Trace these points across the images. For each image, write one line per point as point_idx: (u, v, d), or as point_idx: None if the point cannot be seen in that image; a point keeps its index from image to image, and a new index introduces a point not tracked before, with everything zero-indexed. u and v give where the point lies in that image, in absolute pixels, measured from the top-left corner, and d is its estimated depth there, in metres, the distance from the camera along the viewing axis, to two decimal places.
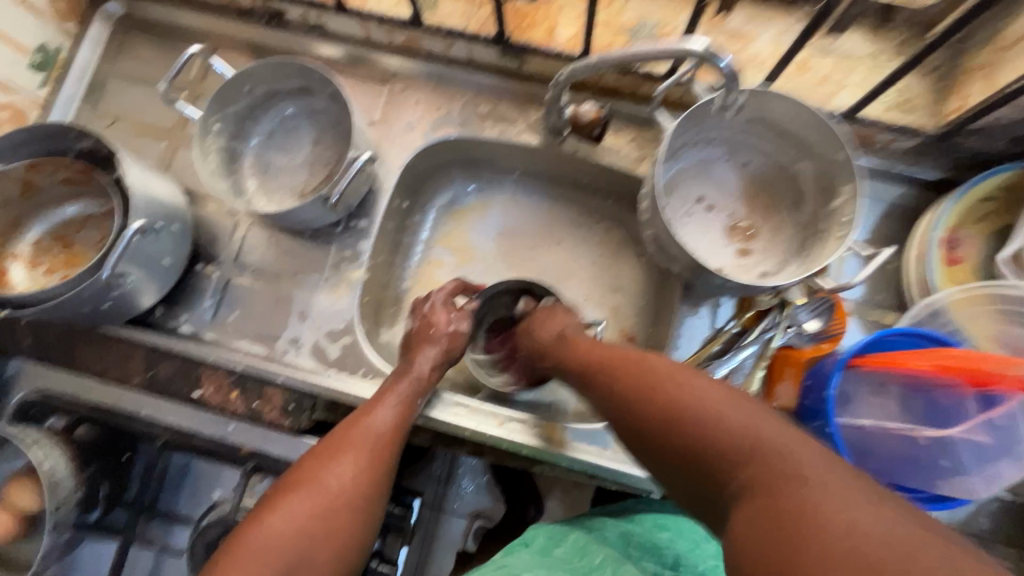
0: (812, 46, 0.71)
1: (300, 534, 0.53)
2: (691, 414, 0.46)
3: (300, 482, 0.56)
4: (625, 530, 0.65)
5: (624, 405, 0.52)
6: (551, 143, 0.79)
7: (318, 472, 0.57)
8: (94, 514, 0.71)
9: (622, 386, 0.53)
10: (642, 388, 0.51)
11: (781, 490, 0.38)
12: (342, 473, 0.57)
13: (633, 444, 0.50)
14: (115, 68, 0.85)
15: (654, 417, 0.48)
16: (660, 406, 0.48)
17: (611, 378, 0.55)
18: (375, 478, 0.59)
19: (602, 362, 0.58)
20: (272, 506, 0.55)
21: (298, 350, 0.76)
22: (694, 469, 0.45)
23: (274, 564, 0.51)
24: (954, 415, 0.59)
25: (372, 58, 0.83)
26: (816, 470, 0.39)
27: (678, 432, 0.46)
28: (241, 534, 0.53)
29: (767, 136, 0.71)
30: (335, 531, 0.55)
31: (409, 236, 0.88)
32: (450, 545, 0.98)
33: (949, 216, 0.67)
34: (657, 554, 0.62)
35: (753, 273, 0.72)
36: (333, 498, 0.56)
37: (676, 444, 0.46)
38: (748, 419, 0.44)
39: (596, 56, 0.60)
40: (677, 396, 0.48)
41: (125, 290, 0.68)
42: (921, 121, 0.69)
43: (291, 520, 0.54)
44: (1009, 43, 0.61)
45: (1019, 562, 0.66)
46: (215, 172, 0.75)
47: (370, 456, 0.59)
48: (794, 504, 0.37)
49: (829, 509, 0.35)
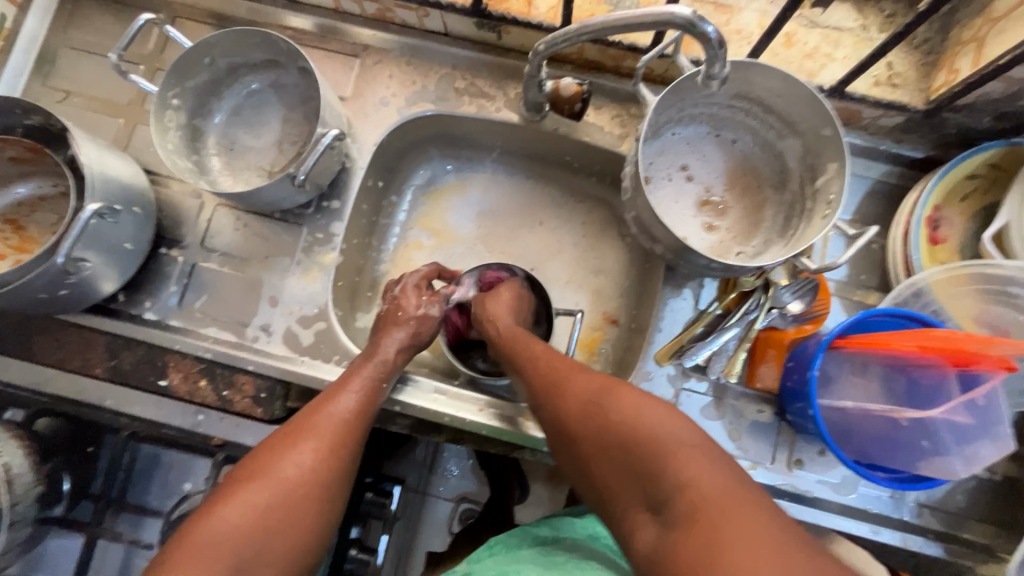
0: (799, 18, 0.69)
1: (254, 527, 0.50)
2: (637, 419, 0.47)
3: (258, 472, 0.53)
4: (593, 532, 0.64)
5: (575, 396, 0.53)
6: (531, 120, 0.77)
7: (278, 460, 0.54)
8: (59, 509, 0.69)
9: (574, 390, 0.53)
10: (599, 389, 0.51)
11: (709, 504, 0.40)
12: (303, 461, 0.55)
13: (575, 439, 0.51)
14: (66, 38, 0.79)
15: (600, 418, 0.49)
16: (613, 411, 0.49)
17: (569, 376, 0.55)
18: (338, 467, 0.56)
19: (561, 361, 0.58)
20: (226, 497, 0.52)
21: (270, 337, 0.73)
22: (631, 472, 0.46)
23: (227, 560, 0.48)
24: (936, 395, 0.59)
25: (342, 29, 0.79)
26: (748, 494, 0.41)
27: (623, 431, 0.47)
28: (191, 525, 0.50)
29: (752, 112, 0.68)
30: (296, 522, 0.52)
31: (385, 218, 0.85)
32: (436, 527, 0.98)
33: (935, 194, 0.66)
34: (622, 553, 0.62)
35: (730, 253, 0.71)
36: (293, 486, 0.53)
37: (617, 446, 0.47)
38: (694, 435, 0.45)
39: (576, 24, 0.56)
40: (633, 400, 0.49)
41: (83, 279, 0.64)
42: (908, 97, 0.67)
43: (247, 512, 0.51)
44: (998, 16, 0.60)
45: (994, 539, 0.66)
46: (176, 150, 0.70)
47: (334, 443, 0.57)
48: (721, 519, 0.39)
49: (748, 528, 0.38)
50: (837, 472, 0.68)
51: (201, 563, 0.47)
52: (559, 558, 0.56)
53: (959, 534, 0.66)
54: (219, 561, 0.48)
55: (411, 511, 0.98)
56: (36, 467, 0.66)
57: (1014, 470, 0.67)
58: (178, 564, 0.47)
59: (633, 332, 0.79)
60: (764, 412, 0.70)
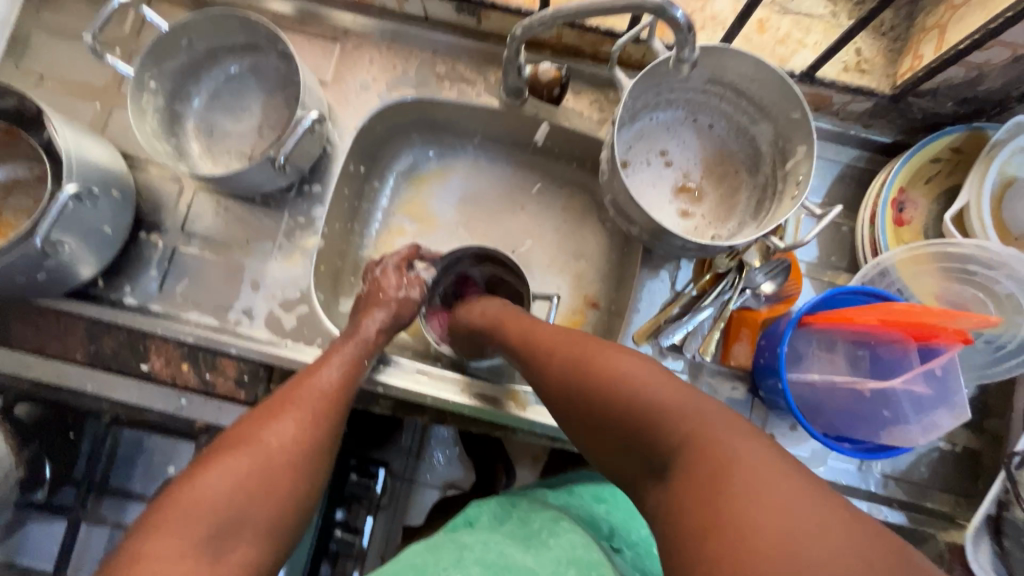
0: (772, 5, 0.71)
1: (236, 491, 0.51)
2: (625, 380, 0.47)
3: (239, 441, 0.54)
4: (564, 502, 0.67)
5: (565, 363, 0.53)
6: (511, 105, 0.78)
7: (259, 430, 0.55)
8: (41, 494, 0.71)
9: (566, 354, 0.54)
10: (585, 357, 0.51)
11: (711, 453, 0.40)
12: (283, 431, 0.56)
13: (573, 409, 0.51)
14: (39, 21, 0.78)
15: (590, 387, 0.49)
16: (602, 371, 0.49)
17: (557, 347, 0.55)
18: (319, 435, 0.58)
19: (548, 334, 0.58)
20: (206, 464, 0.52)
21: (252, 321, 0.73)
22: (631, 435, 0.46)
23: (210, 521, 0.48)
24: (898, 367, 0.61)
25: (322, 13, 0.79)
26: (747, 438, 0.40)
27: (617, 393, 0.47)
28: (174, 490, 0.50)
29: (726, 97, 0.70)
30: (275, 489, 0.53)
31: (367, 204, 0.86)
32: (421, 513, 1.00)
33: (900, 176, 0.69)
34: (593, 522, 0.65)
35: (705, 236, 0.73)
36: (274, 455, 0.54)
37: (611, 409, 0.47)
38: (684, 391, 0.45)
39: (552, 8, 0.57)
40: (620, 364, 0.49)
41: (61, 262, 0.63)
42: (875, 82, 0.69)
43: (228, 476, 0.51)
44: (960, 2, 0.62)
45: (955, 507, 0.69)
46: (154, 134, 0.70)
47: (314, 415, 0.59)
48: (725, 467, 0.39)
49: (756, 470, 0.38)
50: (808, 446, 0.70)
51: (186, 524, 0.47)
52: (534, 528, 0.59)
53: (922, 503, 0.69)
54: (202, 522, 0.48)
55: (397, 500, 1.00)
56: (16, 452, 0.69)
57: (975, 442, 0.70)
58: (164, 525, 0.47)
59: (613, 314, 0.81)
60: (738, 389, 0.72)
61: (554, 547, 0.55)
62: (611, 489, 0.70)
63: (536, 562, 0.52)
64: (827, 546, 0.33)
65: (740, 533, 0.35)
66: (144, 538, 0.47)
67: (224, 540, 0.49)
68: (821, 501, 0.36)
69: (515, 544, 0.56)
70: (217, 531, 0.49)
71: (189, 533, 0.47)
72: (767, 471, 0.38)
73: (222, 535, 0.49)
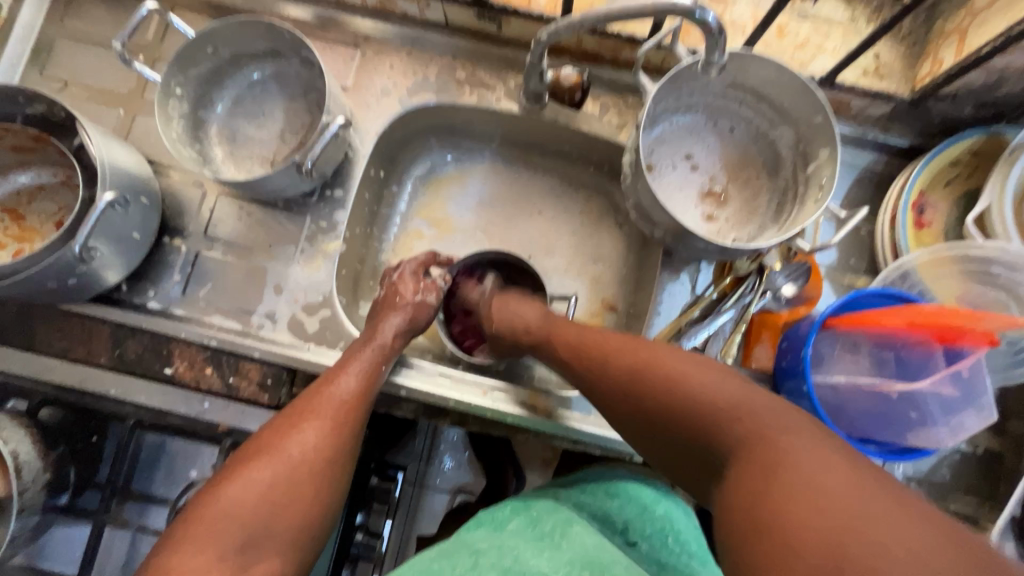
0: (791, 10, 0.72)
1: (260, 502, 0.51)
2: (687, 385, 0.49)
3: (263, 450, 0.54)
4: (578, 500, 0.66)
5: (621, 367, 0.54)
6: (531, 110, 0.78)
7: (282, 439, 0.55)
8: (64, 498, 0.70)
9: (620, 359, 0.55)
10: (642, 361, 0.53)
11: (770, 450, 0.42)
12: (306, 440, 0.56)
13: (631, 414, 0.53)
14: (63, 28, 0.79)
15: (642, 393, 0.51)
16: (660, 375, 0.51)
17: (613, 351, 0.56)
18: (342, 442, 0.58)
19: (599, 337, 0.59)
20: (231, 474, 0.53)
21: (274, 325, 0.73)
22: (691, 438, 0.48)
23: (239, 534, 0.49)
24: (923, 369, 0.62)
25: (342, 20, 0.80)
26: (808, 435, 0.42)
27: (676, 395, 0.49)
28: (201, 502, 0.51)
29: (747, 101, 0.71)
30: (300, 498, 0.53)
31: (386, 208, 0.86)
32: (432, 517, 1.00)
33: (920, 179, 0.69)
34: (606, 519, 0.64)
35: (728, 239, 0.73)
36: (296, 465, 0.54)
37: (674, 410, 0.49)
38: (743, 390, 0.47)
39: (580, 13, 0.58)
40: (682, 368, 0.50)
41: (92, 268, 0.64)
42: (894, 87, 0.70)
43: (253, 488, 0.52)
44: (980, 8, 0.62)
45: (977, 509, 0.70)
46: (180, 139, 0.71)
47: (335, 423, 0.58)
48: (783, 463, 0.41)
49: (809, 461, 0.40)
50: None
51: (214, 538, 0.48)
52: (547, 531, 0.59)
53: (944, 505, 0.70)
54: (231, 535, 0.49)
55: (408, 503, 1.00)
56: (43, 455, 0.67)
57: (996, 444, 0.71)
58: (193, 539, 0.48)
59: (632, 317, 0.81)
60: None
61: (567, 549, 0.55)
62: (623, 484, 0.68)
63: (548, 565, 0.53)
64: (891, 538, 0.34)
65: (794, 525, 0.37)
66: (176, 551, 0.47)
67: (251, 549, 0.49)
68: (883, 494, 0.37)
69: (528, 546, 0.56)
70: (242, 545, 0.49)
71: (217, 547, 0.48)
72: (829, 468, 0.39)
73: (250, 548, 0.50)
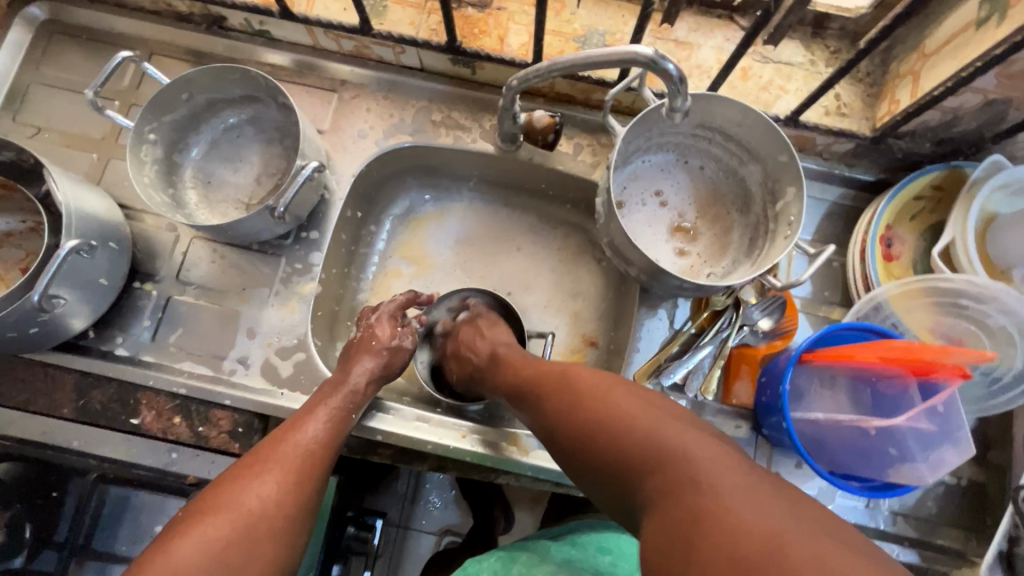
0: (754, 54, 0.74)
1: (210, 562, 0.48)
2: (617, 424, 0.46)
3: (218, 505, 0.51)
4: (568, 555, 0.64)
5: (562, 403, 0.52)
6: (506, 150, 0.79)
7: (240, 493, 0.53)
8: (19, 560, 0.68)
9: (558, 395, 0.53)
10: (579, 394, 0.51)
11: (693, 500, 0.39)
12: (266, 492, 0.53)
13: (569, 455, 0.50)
14: (39, 75, 0.79)
15: (574, 433, 0.49)
16: (594, 411, 0.48)
17: (553, 386, 0.55)
18: (303, 498, 0.55)
19: (547, 371, 0.58)
20: (182, 531, 0.50)
21: (247, 369, 0.72)
22: (619, 482, 0.45)
23: None
24: (899, 404, 0.62)
25: (319, 65, 0.81)
26: (738, 477, 0.39)
27: (608, 432, 0.46)
28: (145, 564, 0.47)
29: (715, 140, 0.72)
30: (254, 558, 0.50)
31: (364, 247, 0.86)
32: (418, 562, 0.96)
33: (886, 214, 0.71)
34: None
35: (700, 275, 0.74)
36: (254, 521, 0.51)
37: (603, 453, 0.46)
38: (676, 430, 0.44)
39: (547, 61, 0.59)
40: (614, 404, 0.48)
41: (55, 316, 0.62)
42: (856, 125, 0.72)
43: (204, 548, 0.48)
44: (930, 51, 0.65)
45: (966, 543, 0.69)
46: (152, 184, 0.70)
47: (298, 475, 0.56)
48: (704, 514, 0.37)
49: (737, 513, 0.37)
50: (814, 485, 0.70)
51: None
52: None
53: (932, 540, 0.69)
54: None
55: (392, 548, 0.97)
56: None
57: (980, 475, 0.70)
58: None
59: (612, 353, 0.80)
60: (741, 428, 0.72)
61: None
62: (616, 538, 0.68)
63: None
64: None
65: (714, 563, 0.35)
66: None
67: None
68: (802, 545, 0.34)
69: None
70: None
71: None
72: (758, 521, 0.36)
73: None
